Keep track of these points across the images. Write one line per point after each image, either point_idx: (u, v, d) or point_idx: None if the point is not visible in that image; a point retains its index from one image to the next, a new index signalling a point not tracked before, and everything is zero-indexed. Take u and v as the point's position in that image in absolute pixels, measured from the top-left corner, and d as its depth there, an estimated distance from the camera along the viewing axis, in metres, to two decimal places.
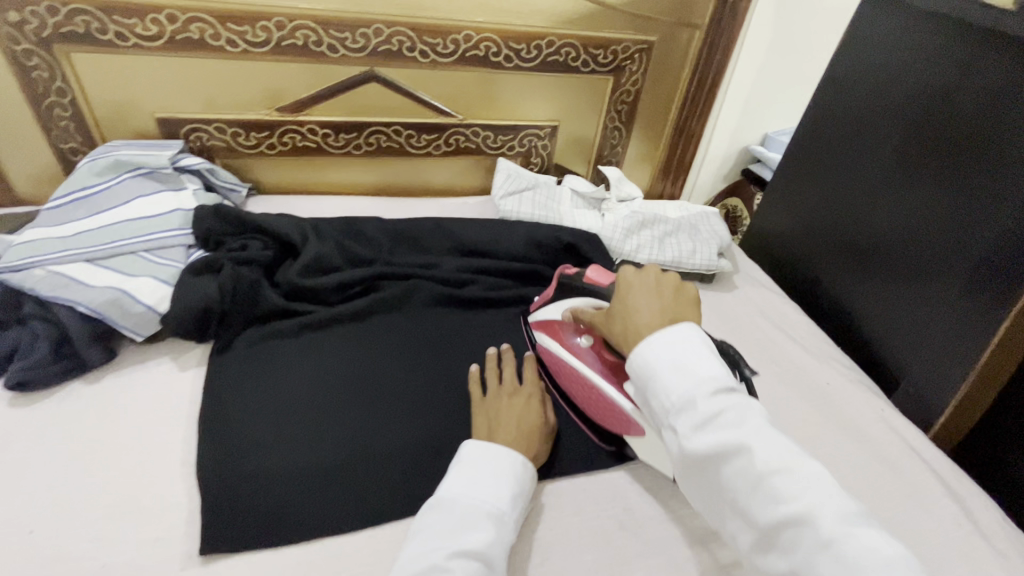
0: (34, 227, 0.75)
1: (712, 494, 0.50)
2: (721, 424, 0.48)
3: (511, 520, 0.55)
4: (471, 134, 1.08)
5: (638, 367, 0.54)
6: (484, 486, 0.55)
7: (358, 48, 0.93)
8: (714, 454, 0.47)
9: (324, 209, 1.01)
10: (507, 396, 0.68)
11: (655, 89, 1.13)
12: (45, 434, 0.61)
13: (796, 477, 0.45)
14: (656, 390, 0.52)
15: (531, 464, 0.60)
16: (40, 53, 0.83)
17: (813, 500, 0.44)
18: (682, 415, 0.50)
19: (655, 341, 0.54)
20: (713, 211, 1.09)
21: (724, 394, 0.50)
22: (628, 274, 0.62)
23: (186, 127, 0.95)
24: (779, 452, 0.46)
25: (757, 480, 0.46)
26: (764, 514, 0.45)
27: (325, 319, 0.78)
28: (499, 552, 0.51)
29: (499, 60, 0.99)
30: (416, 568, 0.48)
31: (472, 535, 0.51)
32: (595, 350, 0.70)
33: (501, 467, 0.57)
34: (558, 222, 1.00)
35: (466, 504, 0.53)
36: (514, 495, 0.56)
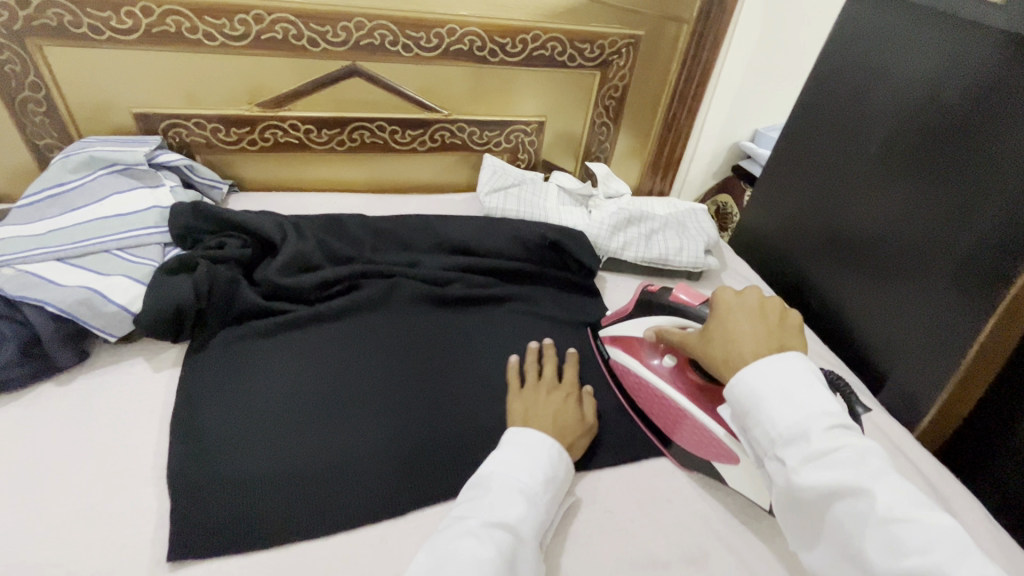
0: (5, 225, 0.73)
1: (821, 533, 0.49)
2: (836, 461, 0.47)
3: (544, 500, 0.57)
4: (456, 130, 1.06)
5: (742, 395, 0.53)
6: (524, 465, 0.58)
7: (340, 42, 0.91)
8: (828, 492, 0.46)
9: (307, 206, 0.99)
10: (545, 390, 0.69)
11: (644, 85, 1.12)
12: (14, 437, 0.60)
13: (923, 531, 0.43)
14: (760, 418, 0.52)
15: (566, 453, 0.62)
16: (12, 47, 0.82)
17: (940, 554, 0.41)
18: (793, 448, 0.49)
19: (760, 369, 0.53)
20: (701, 208, 1.08)
21: (839, 430, 0.48)
22: (726, 296, 0.61)
23: (165, 123, 0.94)
24: (902, 501, 0.44)
25: (876, 524, 0.44)
26: (881, 560, 0.43)
27: (303, 319, 0.77)
28: (529, 528, 0.53)
29: (484, 54, 0.98)
30: (451, 530, 0.52)
31: (507, 508, 0.54)
32: (678, 370, 0.69)
33: (540, 450, 0.60)
34: (544, 219, 0.99)
35: (501, 480, 0.56)
36: (547, 479, 0.58)
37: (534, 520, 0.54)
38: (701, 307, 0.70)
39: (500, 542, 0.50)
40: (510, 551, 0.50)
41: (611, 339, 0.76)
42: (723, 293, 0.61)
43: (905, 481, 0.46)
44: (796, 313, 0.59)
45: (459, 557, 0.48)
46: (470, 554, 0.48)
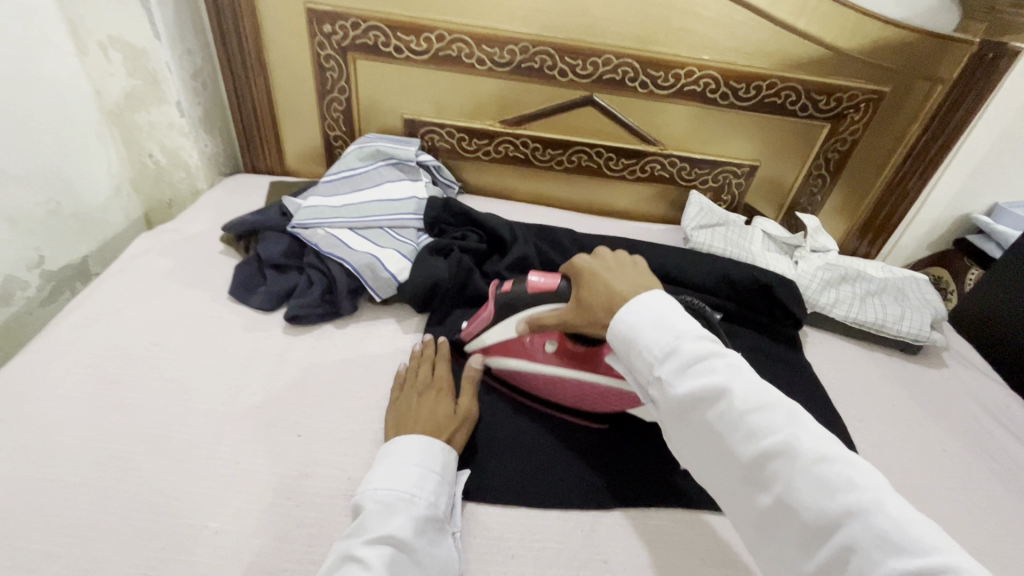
0: (314, 195, 0.92)
1: (699, 447, 0.50)
2: (701, 369, 0.50)
3: (421, 498, 0.56)
4: (667, 164, 1.11)
5: (621, 333, 0.56)
6: (397, 475, 0.57)
7: (586, 75, 1.01)
8: (700, 398, 0.49)
9: (522, 215, 1.11)
10: (418, 393, 0.69)
11: (874, 143, 1.07)
12: (309, 360, 0.76)
13: (774, 414, 0.46)
14: (637, 349, 0.54)
15: (442, 443, 0.62)
16: (337, 58, 1.03)
17: (791, 433, 0.45)
18: (665, 364, 0.51)
19: (635, 307, 0.56)
20: (922, 277, 1.00)
21: (699, 342, 0.52)
22: (583, 258, 0.66)
23: (423, 129, 1.11)
24: (756, 391, 0.48)
25: (737, 420, 0.47)
26: (747, 450, 0.46)
27: None
28: (415, 536, 0.53)
29: (715, 96, 1.02)
30: (335, 558, 0.51)
31: (384, 523, 0.53)
32: (561, 349, 0.71)
33: (409, 454, 0.60)
34: (749, 260, 0.98)
35: (374, 497, 0.55)
36: (429, 476, 0.58)
37: (415, 519, 0.54)
38: (558, 284, 0.68)
39: (381, 558, 0.49)
40: (394, 564, 0.49)
41: (490, 347, 0.76)
42: (583, 260, 0.65)
43: (756, 375, 0.49)
44: (644, 260, 0.65)
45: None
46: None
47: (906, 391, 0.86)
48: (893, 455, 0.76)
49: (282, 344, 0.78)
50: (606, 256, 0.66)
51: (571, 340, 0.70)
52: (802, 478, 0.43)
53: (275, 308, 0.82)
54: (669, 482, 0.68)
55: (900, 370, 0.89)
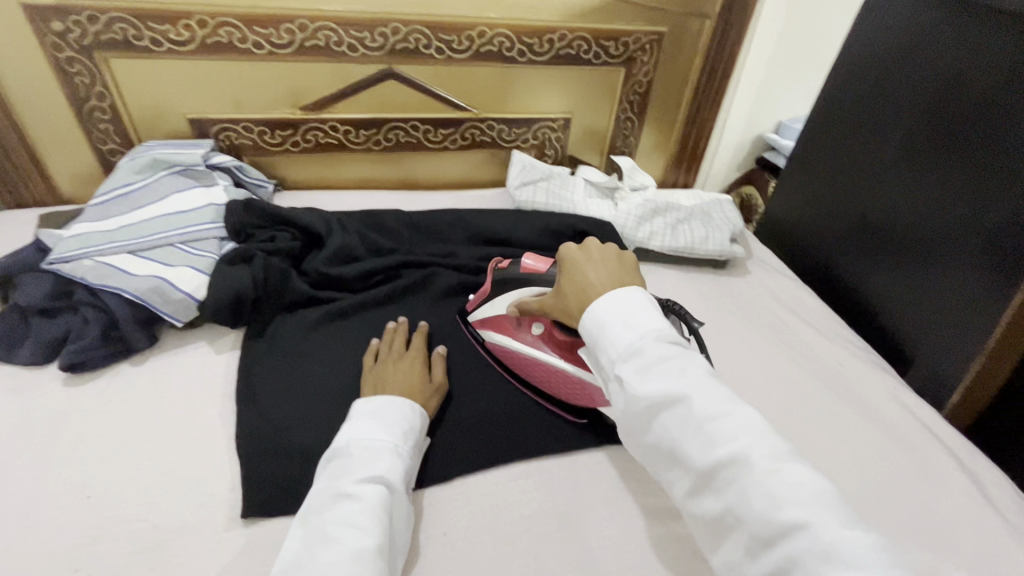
0: (83, 221, 0.81)
1: (653, 449, 0.50)
2: (663, 373, 0.49)
3: (404, 450, 0.60)
4: (485, 128, 1.11)
5: (589, 326, 0.56)
6: (381, 427, 0.60)
7: (377, 47, 0.97)
8: (659, 401, 0.48)
9: (346, 203, 1.05)
10: (393, 361, 0.72)
11: (667, 79, 1.15)
12: (97, 409, 0.67)
13: (731, 422, 0.46)
14: (605, 348, 0.54)
15: (420, 407, 0.66)
16: (82, 60, 0.89)
17: (746, 442, 0.45)
18: (628, 364, 0.51)
19: (609, 304, 0.55)
20: (726, 198, 1.10)
21: (667, 348, 0.51)
22: (572, 251, 0.63)
23: (216, 127, 1.00)
24: (715, 398, 0.47)
25: (695, 425, 0.47)
26: (703, 456, 0.46)
27: (349, 306, 0.82)
28: (399, 478, 0.57)
29: (513, 54, 1.03)
30: (324, 497, 0.53)
31: (374, 465, 0.56)
32: (547, 335, 0.72)
33: (394, 410, 0.63)
34: (570, 210, 1.02)
35: (361, 444, 0.58)
36: (409, 434, 0.62)
37: (401, 466, 0.58)
38: (548, 269, 0.72)
39: (373, 496, 0.53)
40: (385, 503, 0.53)
41: (483, 324, 0.78)
42: (568, 249, 0.64)
43: (719, 386, 0.49)
44: (631, 255, 0.63)
45: (336, 524, 0.50)
46: (347, 516, 0.51)
47: (717, 302, 0.95)
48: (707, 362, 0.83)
49: (60, 399, 0.67)
50: (593, 247, 0.63)
51: (556, 328, 0.70)
52: (752, 489, 0.43)
53: (50, 359, 0.71)
54: (505, 439, 0.70)
55: (712, 284, 0.98)
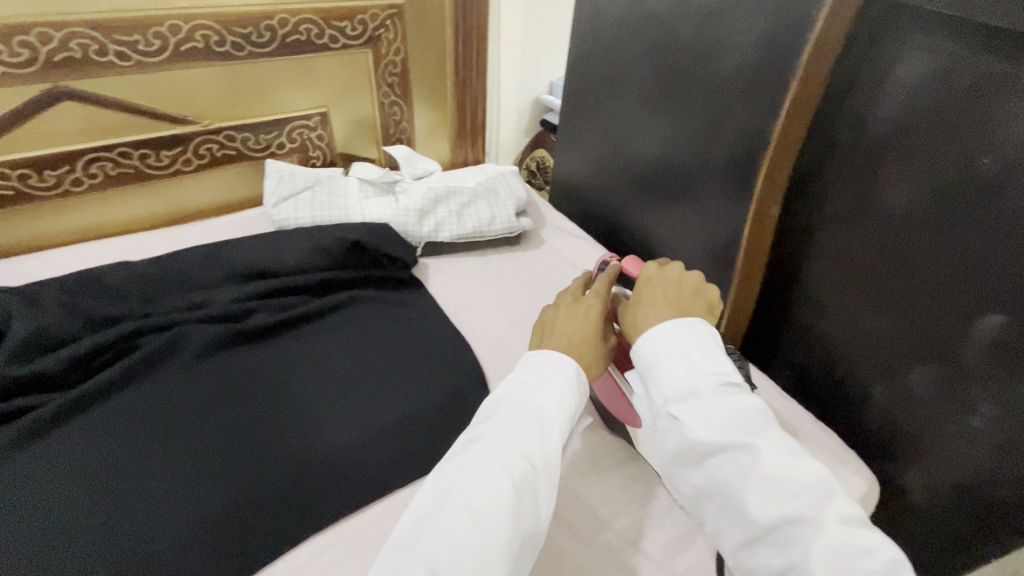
0: None
1: (708, 494, 0.46)
2: (727, 420, 0.45)
3: (563, 424, 0.50)
4: (224, 141, 0.93)
5: (641, 355, 0.52)
6: (545, 386, 0.51)
7: (25, 61, 0.74)
8: (718, 446, 0.45)
9: (51, 268, 0.82)
10: (565, 305, 0.61)
11: (425, 55, 1.07)
12: None
13: (805, 484, 0.42)
14: (654, 378, 0.50)
15: (582, 372, 0.54)
16: None
17: (815, 504, 0.41)
18: (683, 405, 0.47)
19: (667, 334, 0.51)
20: (512, 169, 1.09)
21: (729, 390, 0.47)
22: (649, 267, 0.58)
23: None
24: (783, 452, 0.44)
25: (756, 481, 0.43)
26: (765, 511, 0.42)
27: (64, 407, 0.64)
28: (552, 453, 0.47)
29: (227, 49, 0.86)
30: (459, 471, 0.45)
31: (525, 433, 0.47)
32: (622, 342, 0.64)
33: (566, 368, 0.53)
34: (344, 219, 0.91)
35: (517, 402, 0.50)
36: (578, 406, 0.52)
37: (560, 441, 0.48)
38: None
39: (518, 477, 0.44)
40: (526, 484, 0.44)
41: None
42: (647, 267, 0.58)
43: (790, 440, 0.45)
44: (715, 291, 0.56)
45: (472, 509, 0.42)
46: (485, 492, 0.43)
47: (516, 279, 0.93)
48: (513, 349, 0.80)
49: None
50: (672, 271, 0.57)
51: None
52: (817, 554, 0.39)
53: None
54: (291, 509, 0.59)
55: (510, 263, 0.96)
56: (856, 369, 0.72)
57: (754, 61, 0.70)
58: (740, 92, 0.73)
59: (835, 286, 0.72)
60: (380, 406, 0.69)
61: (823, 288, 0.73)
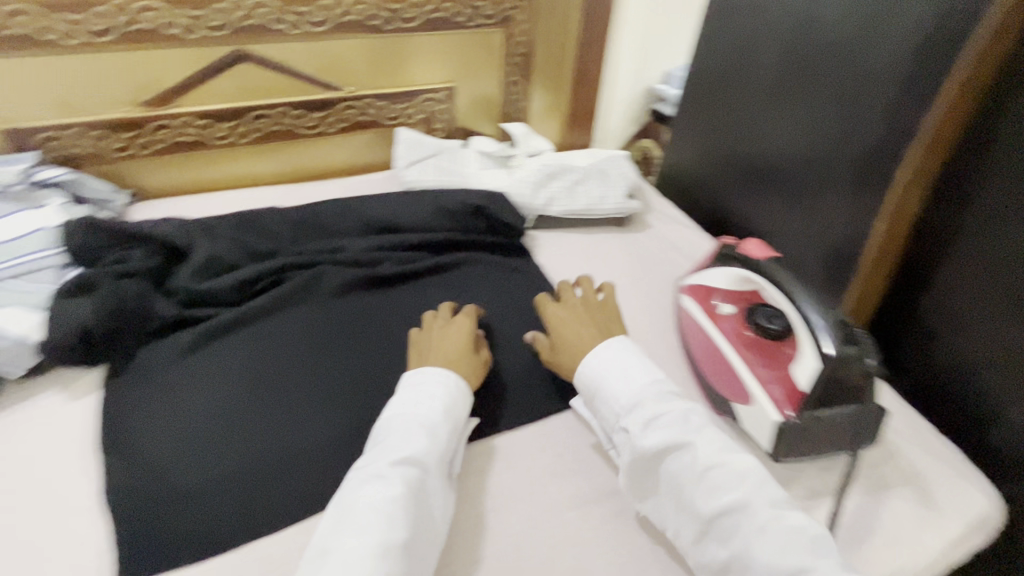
0: None
1: (661, 495, 0.55)
2: (665, 425, 0.57)
3: (447, 431, 0.59)
4: (364, 107, 1.02)
5: (587, 381, 0.64)
6: (422, 403, 0.59)
7: (219, 26, 0.86)
8: (662, 449, 0.55)
9: (216, 207, 0.95)
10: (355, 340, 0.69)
11: (549, 37, 1.11)
12: None
13: (731, 472, 0.53)
14: (606, 398, 0.62)
15: (458, 386, 0.63)
16: None
17: (746, 493, 0.51)
18: (632, 417, 0.58)
19: (608, 357, 0.64)
20: (622, 154, 1.10)
21: (665, 400, 0.59)
22: (551, 307, 0.73)
23: (41, 138, 0.86)
24: (714, 450, 0.54)
25: (696, 474, 0.53)
26: (709, 502, 0.51)
27: (229, 323, 0.74)
28: (433, 462, 0.55)
29: (379, 23, 0.95)
30: (365, 470, 0.54)
31: (405, 446, 0.55)
32: (734, 321, 0.71)
33: (434, 391, 0.61)
34: (465, 183, 0.98)
35: (396, 421, 0.58)
36: (451, 420, 0.60)
37: (437, 451, 0.56)
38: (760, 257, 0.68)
39: (406, 481, 0.52)
40: (416, 486, 0.52)
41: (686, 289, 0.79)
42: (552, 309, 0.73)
43: (723, 439, 0.56)
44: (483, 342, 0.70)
45: (369, 508, 0.50)
46: (377, 498, 0.50)
47: (620, 259, 0.94)
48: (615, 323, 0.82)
49: None
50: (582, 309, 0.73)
51: (749, 322, 0.69)
52: (755, 532, 0.49)
53: None
54: None
55: (615, 243, 0.98)
56: (987, 386, 0.68)
57: (912, 51, 0.67)
58: (891, 84, 0.70)
59: (980, 294, 0.67)
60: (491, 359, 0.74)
61: (964, 295, 0.69)
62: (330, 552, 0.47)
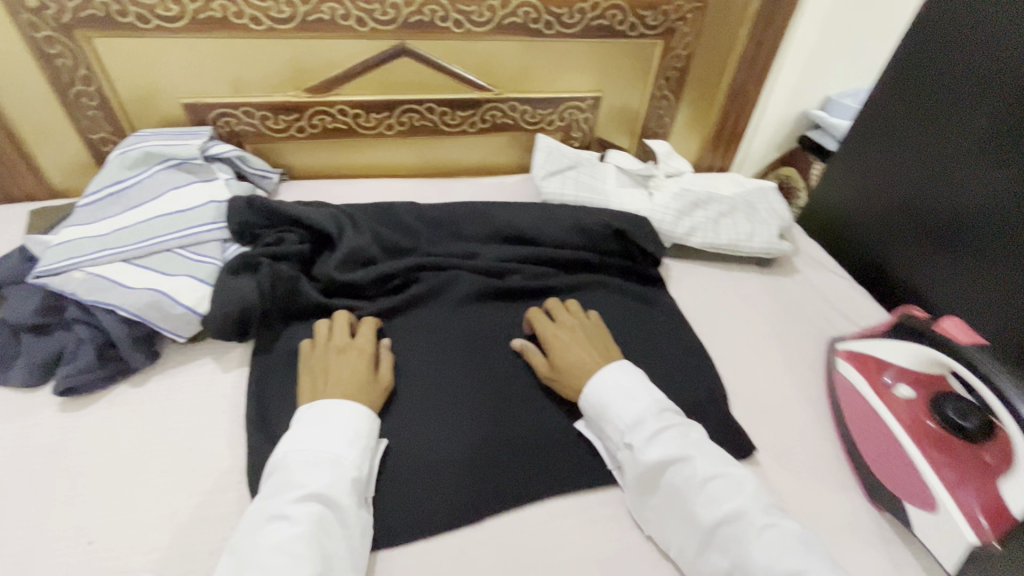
0: (69, 226, 0.74)
1: (661, 508, 0.57)
2: (665, 439, 0.59)
3: (357, 459, 0.57)
4: (507, 110, 1.01)
5: (590, 400, 0.64)
6: (325, 437, 0.56)
7: (389, 20, 0.86)
8: (664, 463, 0.57)
9: (356, 195, 0.97)
10: (336, 351, 0.66)
11: (710, 52, 1.03)
12: (96, 440, 0.62)
13: (728, 483, 0.56)
14: (609, 417, 0.62)
15: (363, 410, 0.60)
16: (62, 39, 0.80)
17: (743, 502, 0.54)
18: (636, 433, 0.60)
19: (599, 383, 0.64)
20: (771, 185, 1.02)
21: (664, 418, 0.61)
22: (545, 324, 0.73)
23: (215, 112, 0.92)
24: (713, 463, 0.57)
25: (698, 485, 0.56)
26: (709, 514, 0.54)
27: (367, 315, 0.76)
28: (342, 494, 0.53)
29: (539, 27, 0.92)
30: (263, 508, 0.52)
31: (310, 480, 0.53)
32: (912, 407, 0.65)
33: (340, 421, 0.58)
34: (604, 203, 0.93)
35: (300, 455, 0.55)
36: (365, 443, 0.58)
37: (349, 479, 0.55)
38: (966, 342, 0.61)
39: (312, 518, 0.51)
40: (323, 524, 0.51)
41: (850, 355, 0.73)
42: (551, 329, 0.72)
43: (715, 451, 0.59)
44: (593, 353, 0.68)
45: (270, 549, 0.48)
46: (283, 542, 0.49)
47: (762, 304, 0.86)
48: (755, 376, 0.75)
49: (58, 429, 0.62)
50: (575, 330, 0.72)
51: (932, 411, 0.62)
52: (756, 541, 0.52)
53: (43, 382, 0.66)
54: (539, 471, 0.62)
55: (757, 284, 0.90)
56: None
57: None
58: None
59: None
60: None
61: None
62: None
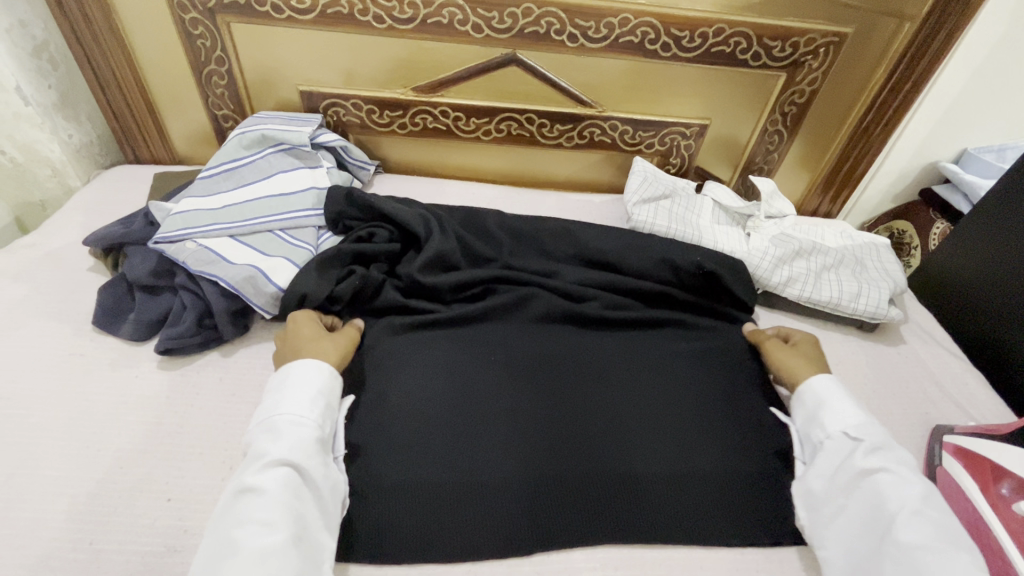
0: (188, 196, 0.80)
1: (850, 510, 0.57)
2: (886, 454, 0.59)
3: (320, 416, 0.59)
4: (607, 128, 0.98)
5: (814, 397, 0.66)
6: (291, 400, 0.59)
7: (505, 29, 0.86)
8: (876, 469, 0.58)
9: (444, 196, 0.98)
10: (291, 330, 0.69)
11: (836, 90, 0.95)
12: (186, 400, 0.66)
13: (932, 516, 0.54)
14: (827, 414, 0.64)
15: (323, 367, 0.63)
16: (205, 22, 0.86)
17: (947, 540, 0.52)
18: (857, 437, 0.61)
19: (827, 384, 0.67)
20: (883, 240, 0.93)
21: (886, 438, 0.62)
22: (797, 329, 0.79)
23: (326, 101, 0.96)
24: (924, 494, 0.56)
25: (902, 499, 0.55)
26: (906, 530, 0.53)
27: (440, 321, 0.76)
28: (310, 453, 0.56)
29: (656, 48, 0.88)
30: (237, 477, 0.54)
31: (278, 443, 0.55)
32: None
33: (302, 381, 0.61)
34: (695, 238, 0.89)
35: (269, 422, 0.57)
36: (325, 402, 0.61)
37: (314, 439, 0.57)
38: None
39: (282, 480, 0.52)
40: (292, 483, 0.53)
41: (957, 452, 0.66)
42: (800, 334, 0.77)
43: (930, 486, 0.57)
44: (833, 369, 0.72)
45: (246, 519, 0.50)
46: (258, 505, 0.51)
47: (858, 371, 0.79)
48: None
49: (156, 384, 0.68)
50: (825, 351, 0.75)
51: None
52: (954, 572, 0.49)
53: (147, 338, 0.72)
54: (592, 514, 0.60)
55: (853, 348, 0.82)
56: None
57: None
58: None
59: None
60: (698, 452, 0.66)
61: None
62: (234, 547, 0.48)
